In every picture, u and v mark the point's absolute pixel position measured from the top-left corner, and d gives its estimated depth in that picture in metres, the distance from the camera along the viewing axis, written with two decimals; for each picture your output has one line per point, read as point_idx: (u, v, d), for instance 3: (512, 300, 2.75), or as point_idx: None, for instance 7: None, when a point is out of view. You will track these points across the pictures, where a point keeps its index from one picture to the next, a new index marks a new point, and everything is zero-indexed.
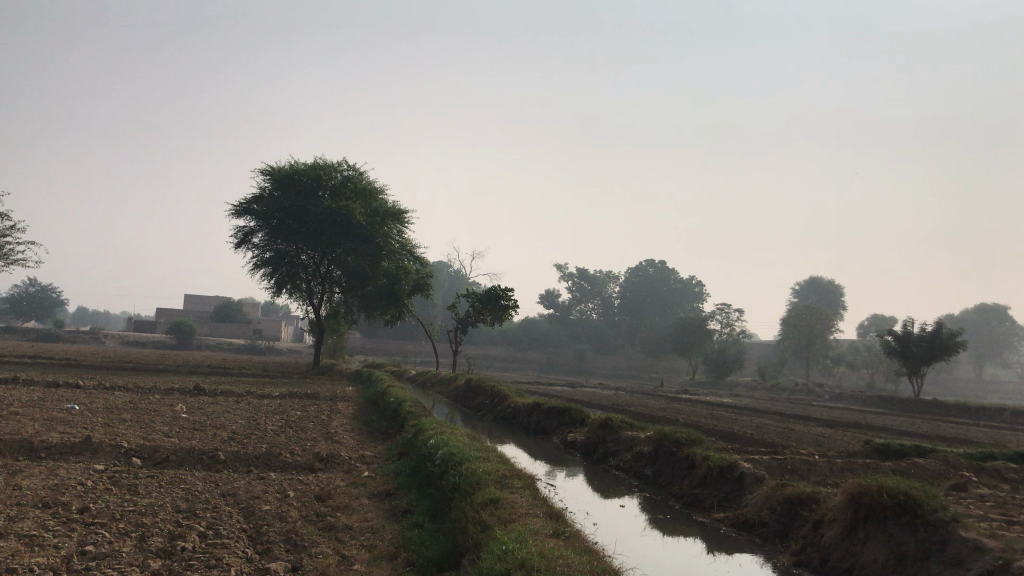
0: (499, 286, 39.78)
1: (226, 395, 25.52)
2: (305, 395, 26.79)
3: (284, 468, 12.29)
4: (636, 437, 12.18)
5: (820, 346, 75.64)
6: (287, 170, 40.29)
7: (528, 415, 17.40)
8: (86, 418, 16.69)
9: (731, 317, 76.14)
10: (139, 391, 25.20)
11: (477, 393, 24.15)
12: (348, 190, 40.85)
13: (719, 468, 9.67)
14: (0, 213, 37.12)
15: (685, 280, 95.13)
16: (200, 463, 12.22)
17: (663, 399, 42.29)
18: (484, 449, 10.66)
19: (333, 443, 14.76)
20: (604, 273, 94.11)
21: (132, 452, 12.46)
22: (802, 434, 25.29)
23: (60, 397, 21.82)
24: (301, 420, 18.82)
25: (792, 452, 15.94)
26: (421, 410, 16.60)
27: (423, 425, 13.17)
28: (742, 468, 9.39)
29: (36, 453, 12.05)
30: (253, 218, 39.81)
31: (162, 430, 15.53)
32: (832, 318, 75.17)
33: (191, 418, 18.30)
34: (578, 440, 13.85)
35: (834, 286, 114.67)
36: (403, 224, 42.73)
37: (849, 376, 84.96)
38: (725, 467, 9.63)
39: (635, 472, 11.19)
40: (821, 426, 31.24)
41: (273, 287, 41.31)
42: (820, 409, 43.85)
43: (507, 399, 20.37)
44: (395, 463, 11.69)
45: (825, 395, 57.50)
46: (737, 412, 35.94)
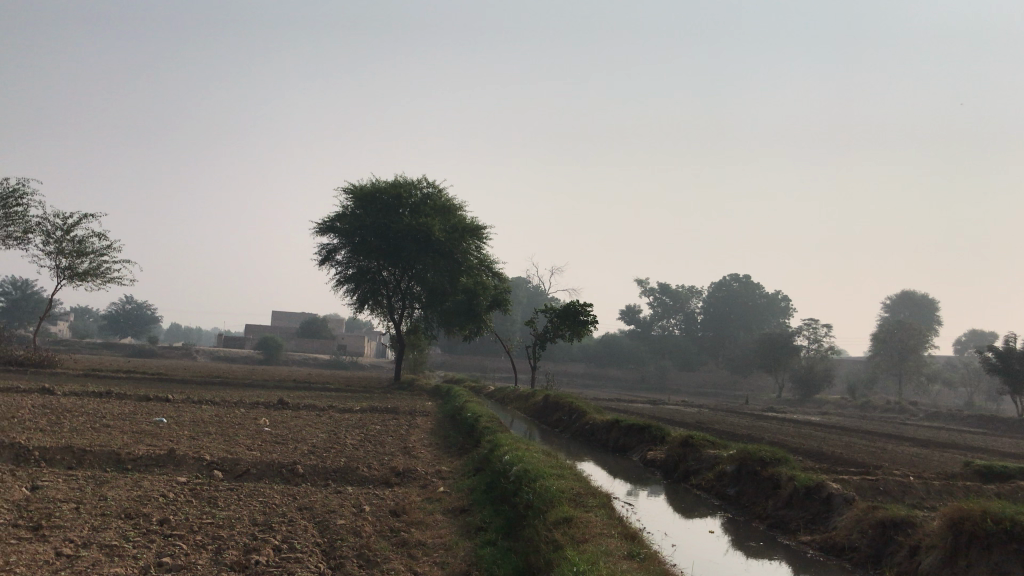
0: (577, 301, 39.48)
1: (309, 409, 25.94)
2: (386, 410, 27.05)
3: (361, 482, 12.31)
4: (718, 455, 11.79)
5: (914, 363, 72.82)
6: (368, 188, 40.97)
7: (607, 432, 17.09)
8: (173, 431, 17.13)
9: (819, 333, 74.04)
10: (226, 404, 25.82)
11: (555, 409, 23.93)
12: (428, 207, 41.25)
13: (805, 488, 9.24)
14: (98, 233, 38.74)
15: (770, 295, 93.01)
16: (279, 476, 12.34)
17: (747, 417, 41.30)
18: (561, 466, 10.44)
19: (410, 458, 14.76)
20: (686, 289, 92.69)
21: (214, 464, 12.68)
22: (896, 454, 24.24)
23: (151, 410, 22.52)
24: (380, 434, 18.92)
25: (885, 473, 15.23)
26: (498, 426, 16.50)
27: (499, 441, 13.03)
28: (831, 489, 8.93)
29: (124, 464, 12.38)
30: (336, 236, 40.61)
31: (244, 443, 15.81)
32: (926, 333, 72.30)
33: (273, 431, 18.63)
34: (658, 458, 13.50)
35: (928, 300, 110.51)
36: (482, 240, 42.90)
37: (946, 394, 81.54)
38: (812, 487, 9.19)
39: (716, 491, 10.80)
40: (915, 446, 29.96)
41: (355, 303, 41.98)
42: (915, 429, 42.11)
43: (586, 415, 20.08)
44: (470, 479, 11.57)
45: (919, 414, 55.26)
46: (826, 431, 34.80)
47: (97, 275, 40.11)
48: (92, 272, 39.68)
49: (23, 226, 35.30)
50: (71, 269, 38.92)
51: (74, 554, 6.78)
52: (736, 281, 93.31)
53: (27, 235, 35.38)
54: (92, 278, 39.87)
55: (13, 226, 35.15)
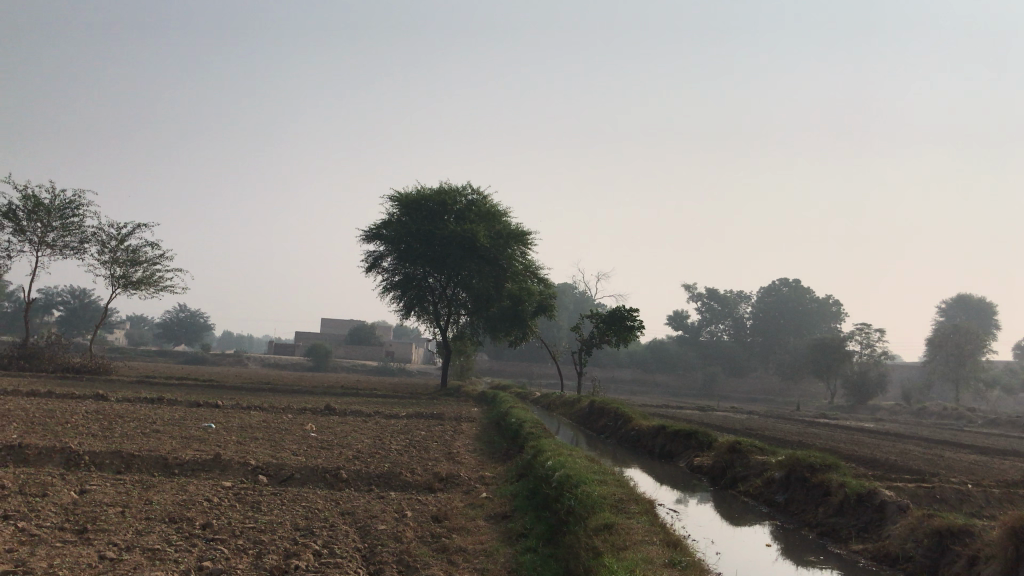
0: (624, 306, 39.17)
1: (356, 415, 26.09)
2: (432, 415, 27.08)
3: (404, 488, 12.28)
4: (766, 461, 11.51)
5: (971, 368, 70.88)
6: (414, 195, 41.19)
7: (653, 438, 16.84)
8: (221, 437, 17.31)
9: (872, 338, 72.53)
10: (275, 410, 26.09)
11: (602, 415, 23.70)
12: (473, 214, 41.32)
13: (857, 496, 8.94)
14: (151, 242, 39.52)
15: (821, 300, 91.38)
16: (323, 481, 12.37)
17: (798, 423, 40.59)
18: (604, 472, 10.28)
19: (454, 463, 14.71)
20: (735, 294, 91.26)
21: (260, 469, 12.76)
22: (953, 461, 23.54)
23: (201, 415, 22.83)
24: (425, 440, 18.92)
25: (942, 481, 14.75)
26: (543, 432, 16.37)
27: (542, 447, 12.90)
28: (884, 496, 8.63)
29: (171, 469, 12.51)
30: (382, 243, 40.92)
31: (290, 448, 15.91)
32: (984, 338, 70.31)
33: (320, 436, 18.74)
34: (705, 464, 13.23)
35: (986, 304, 107.62)
36: (527, 246, 42.85)
37: (1006, 400, 79.22)
38: (863, 495, 8.90)
39: (764, 498, 10.52)
40: (974, 453, 29.07)
41: (402, 310, 42.22)
42: (974, 436, 40.91)
43: (632, 421, 19.84)
44: (513, 484, 11.44)
45: (978, 420, 53.75)
46: (880, 438, 34.00)
47: (151, 283, 40.90)
48: (145, 281, 40.48)
49: (78, 236, 36.15)
50: (125, 278, 39.75)
51: (117, 557, 6.81)
52: (786, 286, 91.94)
53: (82, 244, 36.22)
54: (145, 286, 40.67)
55: (69, 236, 36.03)
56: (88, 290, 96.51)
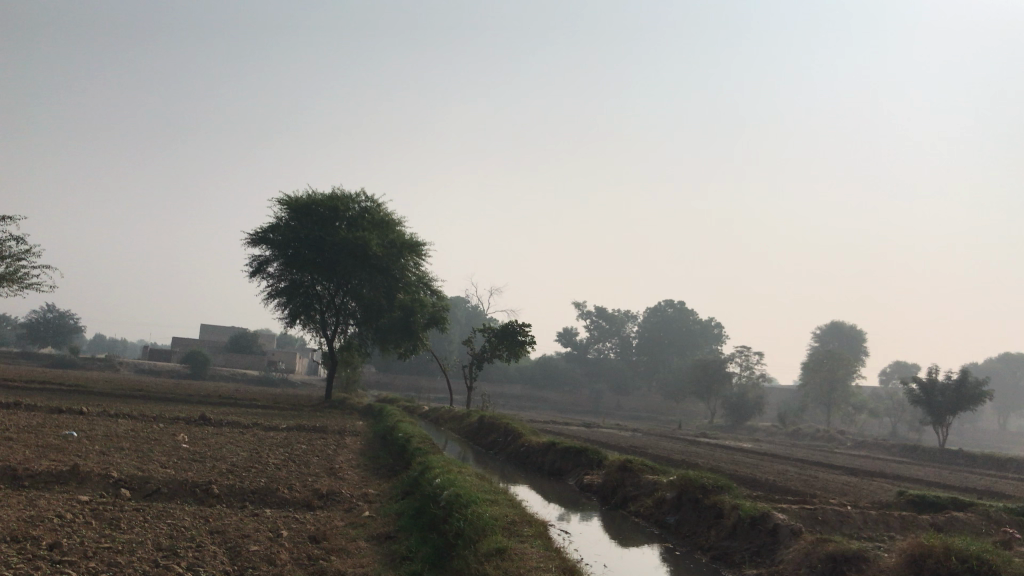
0: (516, 321, 39.10)
1: (233, 426, 24.86)
2: (314, 428, 26.15)
3: (281, 505, 11.55)
4: (658, 481, 11.36)
5: (841, 393, 74.07)
6: (304, 199, 39.98)
7: (542, 456, 16.56)
8: (83, 446, 16.05)
9: (751, 361, 75.05)
10: (144, 419, 24.56)
11: (490, 431, 23.31)
12: (366, 222, 40.42)
13: (750, 518, 8.84)
14: (16, 236, 36.94)
15: (703, 322, 94.02)
16: (193, 497, 11.51)
17: (680, 442, 41.34)
18: (495, 491, 9.89)
19: (336, 480, 14.02)
20: (622, 313, 93.44)
21: (122, 482, 11.78)
22: (827, 482, 24.32)
23: (62, 422, 21.25)
24: (306, 454, 18.10)
25: (821, 501, 15.06)
26: (429, 447, 15.89)
27: (429, 463, 12.41)
28: (777, 519, 8.56)
29: (20, 481, 11.39)
30: (269, 247, 39.53)
31: (159, 460, 14.87)
32: (855, 364, 73.60)
33: (192, 448, 17.66)
34: (595, 483, 13.01)
35: (855, 331, 113.30)
36: (420, 257, 42.27)
37: (871, 423, 83.31)
38: (757, 517, 8.80)
39: (656, 520, 10.33)
40: (845, 474, 30.21)
41: (287, 317, 40.78)
42: (843, 458, 42.64)
43: (520, 438, 19.55)
44: (398, 503, 10.91)
45: (847, 443, 56.10)
46: (757, 458, 34.92)
47: (13, 280, 38.21)
48: (8, 277, 37.78)
49: None
50: None
51: None
52: (671, 306, 94.32)
53: None
54: (9, 283, 37.96)
55: None
56: None
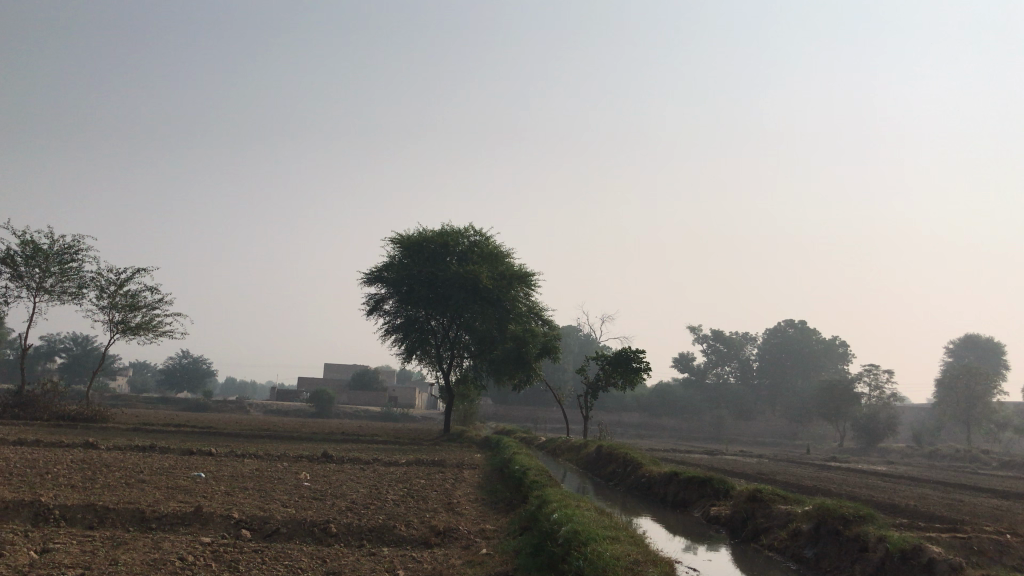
0: (630, 347, 38.30)
1: (354, 462, 25.15)
2: (432, 462, 26.18)
3: (397, 543, 11.37)
4: (792, 512, 10.58)
5: (982, 410, 69.38)
6: (416, 237, 40.73)
7: (664, 486, 15.87)
8: (208, 487, 16.40)
9: (880, 380, 71.44)
10: (269, 458, 25.12)
11: (609, 461, 22.69)
12: (476, 255, 40.69)
13: (900, 552, 7.99)
14: (149, 286, 38.85)
15: (827, 341, 90.27)
16: (311, 536, 11.48)
17: (810, 467, 39.49)
18: (616, 527, 9.36)
19: (454, 515, 13.80)
20: (740, 335, 90.71)
21: (243, 523, 11.88)
22: (975, 506, 22.56)
23: (192, 463, 21.92)
24: (423, 489, 17.99)
25: (973, 529, 13.85)
26: (548, 480, 15.49)
27: (547, 498, 12.02)
28: (932, 552, 7.70)
29: (148, 524, 11.61)
30: (383, 286, 40.42)
31: (279, 499, 15.01)
32: (996, 378, 68.92)
33: (314, 486, 17.85)
34: (723, 515, 12.29)
35: (993, 344, 106.65)
36: (530, 287, 42.16)
37: (1018, 441, 77.83)
38: (908, 551, 7.92)
39: (793, 554, 9.56)
40: (993, 497, 28.07)
41: (403, 353, 41.40)
42: (990, 480, 39.74)
43: (640, 468, 18.93)
44: (516, 539, 10.54)
45: (993, 462, 52.45)
46: (895, 481, 32.95)
47: (149, 328, 40.16)
48: (144, 326, 39.74)
49: (77, 281, 35.54)
50: (124, 323, 39.04)
51: None
52: (792, 326, 91.12)
53: (81, 290, 35.55)
54: (144, 331, 39.90)
55: (68, 281, 35.37)
56: (91, 337, 95.83)
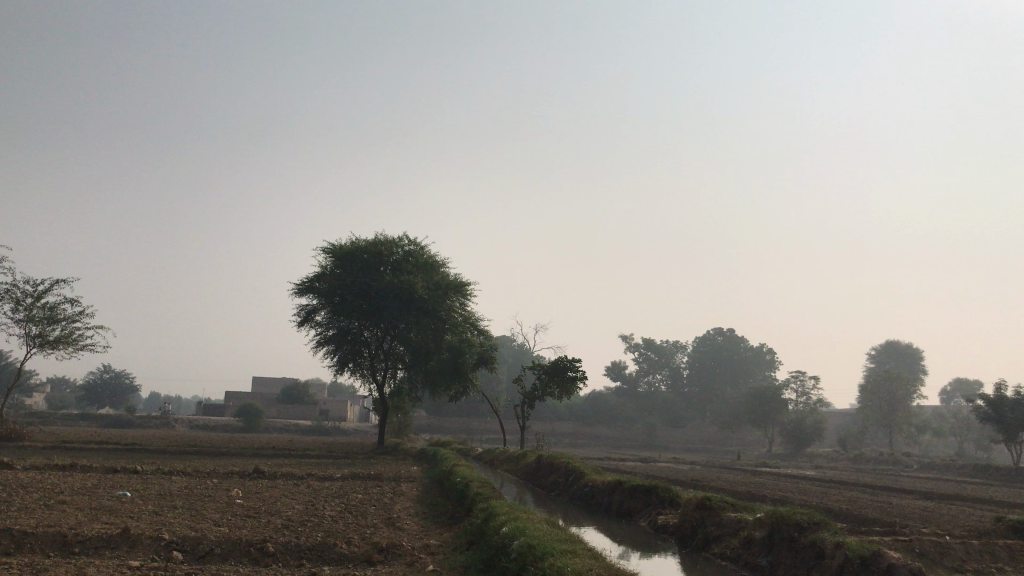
0: (566, 357, 38.29)
1: (287, 478, 24.40)
2: (368, 476, 25.56)
3: (339, 561, 10.93)
4: (743, 519, 10.52)
5: (903, 414, 71.40)
6: (348, 247, 40.03)
7: (608, 496, 15.74)
8: (135, 507, 15.62)
9: (807, 386, 73.09)
10: (196, 475, 24.19)
11: (550, 471, 22.49)
12: (410, 265, 40.18)
13: (860, 558, 7.92)
14: (69, 298, 37.31)
15: (755, 348, 91.94)
16: (248, 556, 10.96)
17: (743, 473, 40.00)
18: (571, 539, 9.11)
19: (396, 530, 13.40)
20: (670, 344, 91.98)
21: (174, 544, 11.27)
22: (904, 508, 23.03)
23: (115, 482, 20.98)
24: (361, 504, 17.47)
25: (911, 531, 14.05)
26: (491, 491, 15.20)
27: (494, 509, 11.72)
28: (891, 559, 7.65)
29: (71, 548, 10.91)
30: (315, 296, 39.56)
31: (211, 518, 14.37)
32: (916, 383, 71.13)
33: (247, 503, 17.19)
34: (671, 523, 12.17)
35: (911, 350, 110.22)
36: (466, 297, 41.79)
37: (937, 443, 80.49)
38: (867, 557, 7.87)
39: (747, 562, 9.46)
40: (919, 498, 28.78)
41: (336, 365, 40.57)
42: (913, 481, 40.86)
43: (581, 477, 18.76)
44: (463, 555, 10.21)
45: (915, 465, 54.01)
46: (825, 485, 33.56)
47: (68, 342, 38.52)
48: (63, 340, 38.11)
49: None
50: (41, 337, 37.34)
51: None
52: (721, 334, 92.69)
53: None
54: (64, 345, 38.29)
55: None
56: (5, 352, 91.71)
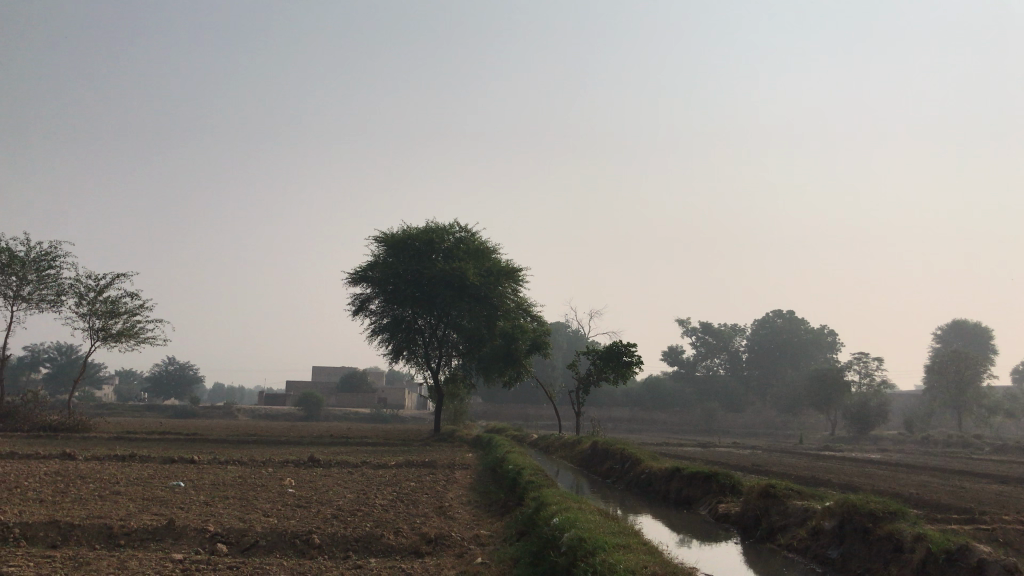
0: (621, 341, 37.59)
1: (341, 466, 24.32)
2: (422, 463, 25.40)
3: (386, 553, 10.59)
4: (810, 508, 9.86)
5: (972, 395, 68.97)
6: (400, 235, 39.88)
7: (666, 483, 15.17)
8: (186, 497, 15.56)
9: (870, 367, 71.14)
10: (252, 465, 24.24)
11: (605, 458, 21.98)
12: (462, 252, 39.86)
13: (945, 551, 7.25)
14: (131, 292, 37.85)
15: (816, 331, 89.88)
16: (293, 548, 10.71)
17: (805, 457, 38.95)
18: (625, 533, 8.58)
19: (446, 519, 13.07)
20: (729, 327, 90.02)
21: (219, 536, 11.06)
22: (979, 493, 21.96)
23: (173, 472, 21.06)
24: (413, 493, 17.18)
25: (990, 518, 13.18)
26: (543, 480, 14.74)
27: (545, 499, 11.29)
28: (979, 554, 6.95)
29: (116, 540, 10.76)
30: (368, 285, 39.50)
31: (260, 508, 14.21)
32: (984, 362, 68.53)
33: (298, 492, 17.03)
34: (733, 512, 11.56)
35: (980, 329, 106.61)
36: (518, 283, 41.35)
37: (1008, 424, 77.76)
38: (953, 551, 7.17)
39: (815, 554, 8.84)
40: (992, 482, 27.55)
41: (391, 353, 40.53)
42: (984, 465, 39.26)
43: (638, 464, 18.18)
44: (513, 546, 9.78)
45: (986, 447, 52.10)
46: (891, 469, 32.43)
47: (131, 335, 39.14)
48: (125, 333, 38.74)
49: (55, 289, 34.45)
50: (105, 330, 38.01)
51: None
52: (780, 317, 90.79)
53: (59, 298, 34.48)
54: (126, 338, 38.91)
55: (45, 289, 34.30)
56: (74, 346, 94.26)
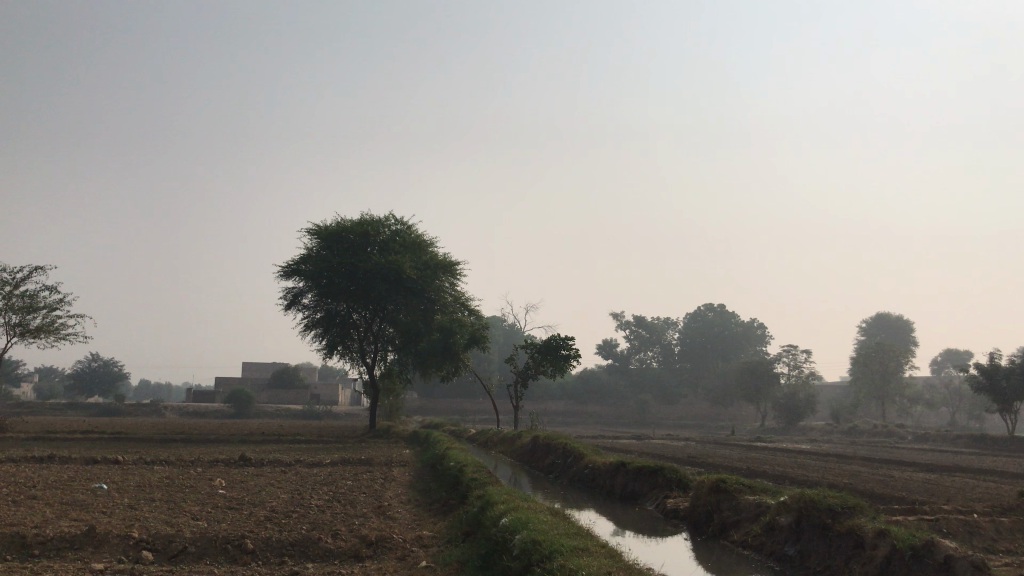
0: (559, 335, 37.43)
1: (273, 465, 23.53)
2: (358, 461, 24.76)
3: (324, 558, 10.06)
4: (763, 503, 9.72)
5: (896, 384, 70.75)
6: (334, 228, 38.95)
7: (610, 478, 14.95)
8: (110, 501, 14.72)
9: (799, 359, 72.59)
10: (179, 465, 23.25)
11: (546, 453, 21.71)
12: (397, 245, 39.20)
13: (910, 548, 7.23)
14: (51, 286, 36.15)
15: (746, 324, 91.39)
16: (223, 554, 10.10)
17: (739, 448, 39.39)
18: (580, 535, 8.27)
19: (387, 520, 12.59)
20: (661, 320, 91.62)
21: (144, 543, 10.37)
22: (911, 481, 22.39)
23: (94, 475, 20.00)
24: (350, 492, 16.60)
25: (930, 507, 13.29)
26: (486, 476, 14.36)
27: (492, 497, 10.90)
28: (945, 550, 6.93)
29: (29, 551, 9.97)
30: (301, 279, 38.50)
31: (188, 511, 13.49)
32: (907, 353, 70.44)
33: (229, 494, 16.30)
34: (683, 507, 11.35)
35: (902, 321, 109.87)
36: (455, 276, 40.86)
37: (929, 413, 80.26)
38: (919, 548, 7.15)
39: (771, 552, 8.70)
40: (920, 470, 28.18)
41: (324, 348, 39.59)
42: (907, 453, 40.32)
43: (581, 459, 17.91)
44: (459, 548, 9.38)
45: (909, 436, 53.55)
46: (822, 459, 32.97)
47: (49, 332, 37.39)
48: (45, 329, 37.04)
49: None
50: (22, 326, 36.25)
51: None
52: (712, 310, 92.15)
53: None
54: (45, 334, 37.23)
55: None
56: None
